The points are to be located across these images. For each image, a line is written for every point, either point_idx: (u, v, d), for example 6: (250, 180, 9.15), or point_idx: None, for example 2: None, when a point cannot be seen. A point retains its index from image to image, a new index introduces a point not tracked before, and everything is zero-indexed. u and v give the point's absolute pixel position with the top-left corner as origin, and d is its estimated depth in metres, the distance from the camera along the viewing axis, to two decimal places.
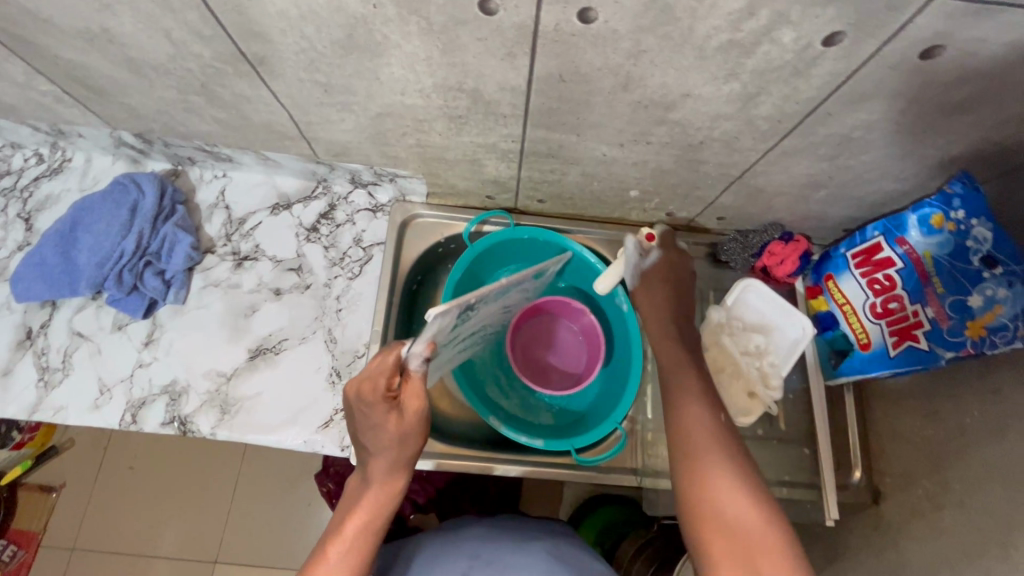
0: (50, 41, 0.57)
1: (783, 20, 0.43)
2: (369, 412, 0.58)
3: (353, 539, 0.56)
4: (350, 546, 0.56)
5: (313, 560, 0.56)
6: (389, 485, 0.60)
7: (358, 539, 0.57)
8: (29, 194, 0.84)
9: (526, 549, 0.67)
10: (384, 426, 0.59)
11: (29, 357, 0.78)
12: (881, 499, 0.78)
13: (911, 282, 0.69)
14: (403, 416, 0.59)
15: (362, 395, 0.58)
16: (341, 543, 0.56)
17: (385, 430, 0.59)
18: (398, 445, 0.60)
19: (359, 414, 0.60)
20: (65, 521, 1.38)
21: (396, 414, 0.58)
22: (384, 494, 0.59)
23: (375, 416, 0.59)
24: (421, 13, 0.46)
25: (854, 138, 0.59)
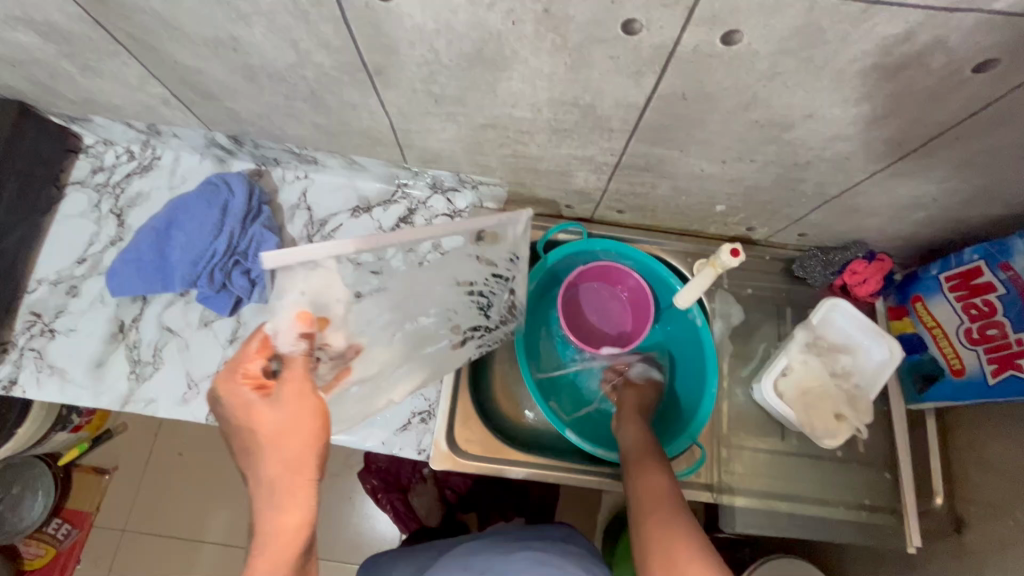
0: (173, 47, 0.58)
1: (939, 46, 0.42)
2: (248, 429, 0.52)
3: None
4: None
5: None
6: (283, 517, 0.48)
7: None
8: (121, 191, 0.86)
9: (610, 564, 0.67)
10: (265, 437, 0.50)
11: (122, 349, 0.80)
12: (963, 528, 0.76)
13: (1013, 309, 0.67)
14: (280, 415, 0.51)
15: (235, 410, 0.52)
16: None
17: (267, 446, 0.50)
18: (286, 452, 0.50)
19: (241, 438, 0.52)
20: (120, 503, 1.42)
21: (270, 413, 0.51)
22: (278, 538, 0.47)
23: (252, 426, 0.51)
24: (559, 31, 0.46)
25: (973, 163, 0.58)
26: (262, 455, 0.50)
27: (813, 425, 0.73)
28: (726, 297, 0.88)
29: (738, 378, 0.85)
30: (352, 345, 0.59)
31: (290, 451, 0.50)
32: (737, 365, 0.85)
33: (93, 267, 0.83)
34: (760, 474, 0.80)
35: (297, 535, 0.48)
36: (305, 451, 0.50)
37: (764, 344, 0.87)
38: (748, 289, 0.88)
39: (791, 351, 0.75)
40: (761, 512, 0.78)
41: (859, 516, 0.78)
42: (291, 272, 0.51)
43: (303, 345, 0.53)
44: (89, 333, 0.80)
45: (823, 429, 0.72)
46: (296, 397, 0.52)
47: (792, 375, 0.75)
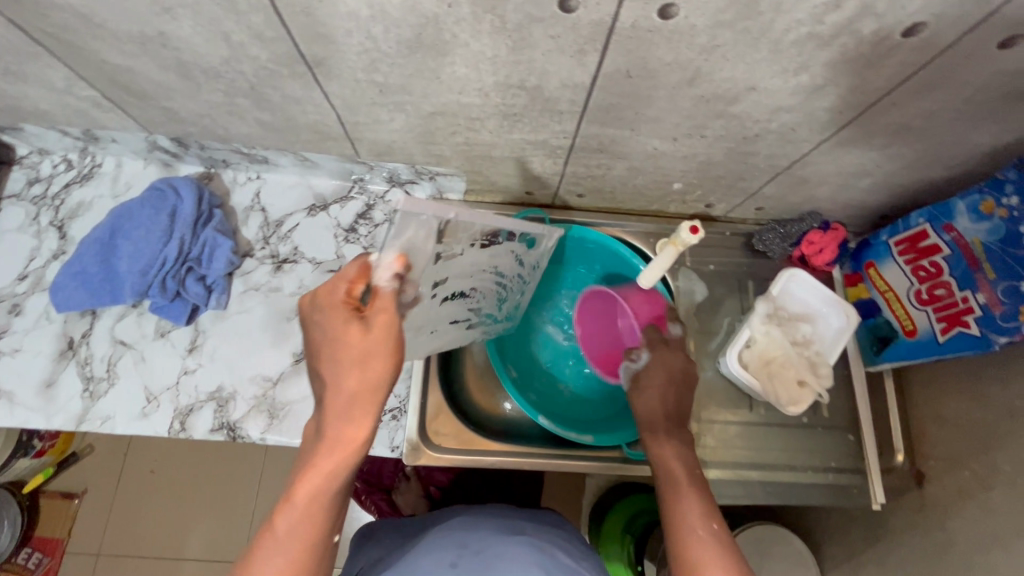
0: (98, 46, 0.55)
1: (867, 11, 0.43)
2: (326, 345, 0.51)
3: (293, 515, 0.49)
4: (295, 508, 0.48)
5: (266, 528, 0.49)
6: (343, 438, 0.50)
7: (297, 512, 0.49)
8: (61, 202, 0.82)
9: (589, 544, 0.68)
10: (339, 360, 0.50)
11: (73, 367, 0.77)
12: (925, 482, 0.79)
13: (959, 268, 0.69)
14: (359, 348, 0.50)
15: (320, 324, 0.52)
16: (289, 507, 0.49)
17: (341, 366, 0.50)
18: (357, 385, 0.50)
19: (318, 348, 0.53)
20: (91, 527, 1.37)
21: (353, 342, 0.50)
22: (337, 449, 0.50)
23: (331, 342, 0.51)
24: (496, 12, 0.45)
25: (912, 128, 0.59)
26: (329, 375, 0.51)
27: (777, 393, 0.74)
28: (690, 274, 0.89)
29: (706, 353, 0.86)
30: (410, 293, 0.56)
31: (360, 386, 0.50)
32: (703, 341, 0.87)
33: (36, 283, 0.79)
34: (731, 445, 0.82)
35: (350, 455, 0.50)
36: (376, 384, 0.50)
37: (729, 318, 0.88)
38: (710, 265, 0.90)
39: (753, 323, 0.76)
40: (733, 482, 0.80)
41: (826, 479, 0.81)
42: (408, 218, 0.50)
43: (394, 282, 0.51)
44: (37, 352, 0.77)
45: (787, 397, 0.73)
46: (379, 341, 0.50)
47: (755, 346, 0.76)
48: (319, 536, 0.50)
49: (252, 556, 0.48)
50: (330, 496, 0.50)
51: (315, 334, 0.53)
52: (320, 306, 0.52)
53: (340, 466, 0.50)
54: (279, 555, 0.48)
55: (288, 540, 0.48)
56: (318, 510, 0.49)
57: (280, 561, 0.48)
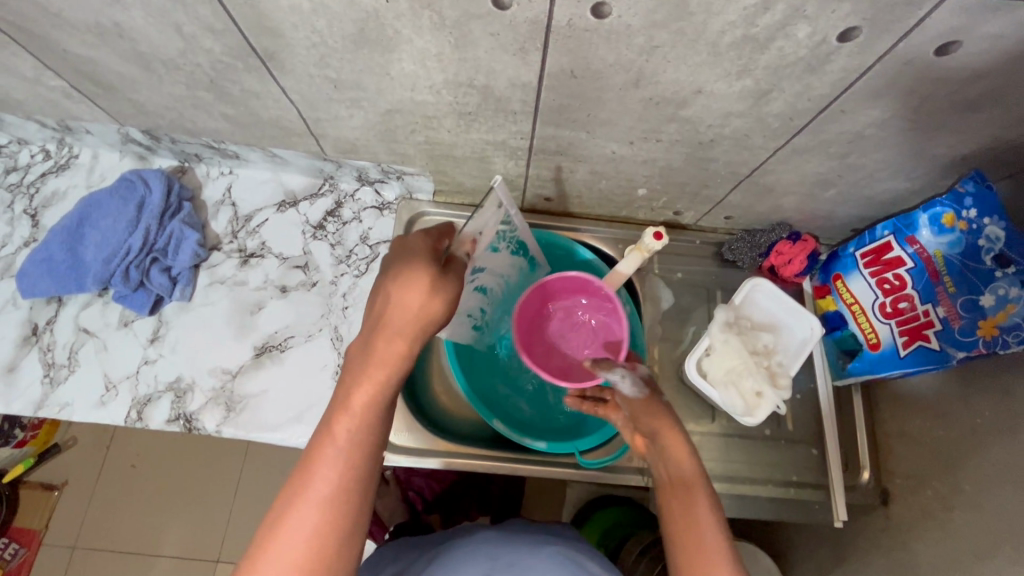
0: (60, 36, 0.57)
1: (798, 15, 0.43)
2: (400, 274, 0.52)
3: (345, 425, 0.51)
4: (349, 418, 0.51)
5: (321, 442, 0.51)
6: (394, 348, 0.52)
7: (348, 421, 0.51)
8: (36, 191, 0.84)
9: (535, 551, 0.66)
10: (407, 281, 0.52)
11: (35, 353, 0.77)
12: (889, 500, 0.77)
13: (921, 281, 0.68)
14: (434, 284, 0.52)
15: (399, 258, 0.54)
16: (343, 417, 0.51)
17: (413, 288, 0.52)
18: (423, 310, 0.52)
19: (388, 278, 0.53)
20: (68, 520, 1.38)
21: (430, 278, 0.52)
22: (383, 362, 0.52)
23: (404, 272, 0.52)
24: (434, 8, 0.46)
25: (865, 137, 0.59)
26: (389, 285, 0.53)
27: (733, 403, 0.73)
28: (658, 282, 0.88)
29: (670, 361, 0.85)
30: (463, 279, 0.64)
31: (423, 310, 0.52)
32: (668, 349, 0.85)
33: (6, 269, 0.81)
34: None
35: (399, 365, 0.52)
36: (435, 313, 0.53)
37: (695, 327, 0.87)
38: (678, 273, 0.89)
39: (711, 331, 0.76)
40: None
41: (787, 493, 0.79)
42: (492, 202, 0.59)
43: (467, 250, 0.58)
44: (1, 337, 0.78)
45: (745, 409, 0.73)
46: (455, 286, 0.54)
47: (713, 354, 0.75)
48: (372, 454, 0.51)
49: (310, 466, 0.49)
50: (379, 405, 0.52)
51: (390, 265, 0.54)
52: (411, 245, 0.55)
53: (390, 376, 0.52)
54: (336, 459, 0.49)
55: (345, 447, 0.50)
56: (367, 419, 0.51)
57: (336, 469, 0.49)
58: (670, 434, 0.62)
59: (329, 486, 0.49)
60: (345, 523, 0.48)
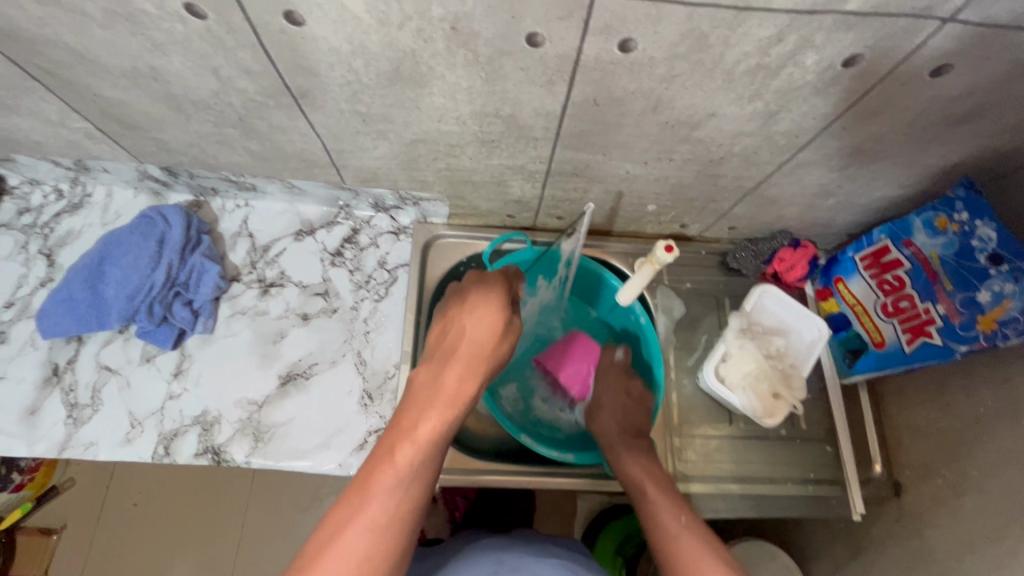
0: (93, 80, 0.58)
1: (808, 44, 0.47)
2: (477, 303, 0.64)
3: (367, 538, 0.51)
4: (371, 532, 0.51)
5: (381, 465, 0.54)
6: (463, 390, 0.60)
7: (373, 537, 0.51)
8: (50, 230, 0.84)
9: None
10: (480, 339, 0.62)
11: (57, 394, 0.77)
12: (902, 491, 0.81)
13: (920, 281, 0.73)
14: (503, 327, 0.63)
15: (478, 292, 0.65)
16: (360, 529, 0.51)
17: (485, 324, 0.63)
18: (491, 350, 0.62)
19: (464, 304, 0.65)
20: (69, 565, 1.33)
21: (501, 318, 0.64)
22: (452, 399, 0.59)
23: (481, 306, 0.64)
24: (469, 46, 0.49)
25: (864, 150, 0.63)
26: (439, 405, 0.58)
27: (753, 406, 0.76)
28: (668, 293, 0.91)
29: (686, 368, 0.88)
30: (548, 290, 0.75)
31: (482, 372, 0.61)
32: (682, 357, 0.88)
33: (23, 310, 0.80)
34: (713, 459, 0.83)
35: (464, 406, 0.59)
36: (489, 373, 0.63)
37: (707, 334, 0.90)
38: (687, 282, 0.92)
39: (727, 337, 0.79)
40: (716, 496, 0.81)
41: (806, 490, 0.82)
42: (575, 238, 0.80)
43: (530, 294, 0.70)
44: (20, 380, 0.77)
45: (763, 410, 0.76)
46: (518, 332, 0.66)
47: (729, 361, 0.79)
48: (425, 487, 0.55)
49: (370, 489, 0.53)
50: (428, 460, 0.56)
51: (469, 293, 0.65)
52: (488, 279, 0.67)
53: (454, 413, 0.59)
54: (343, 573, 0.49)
55: (407, 477, 0.54)
56: (389, 538, 0.52)
57: None
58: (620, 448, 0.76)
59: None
60: (390, 553, 0.52)
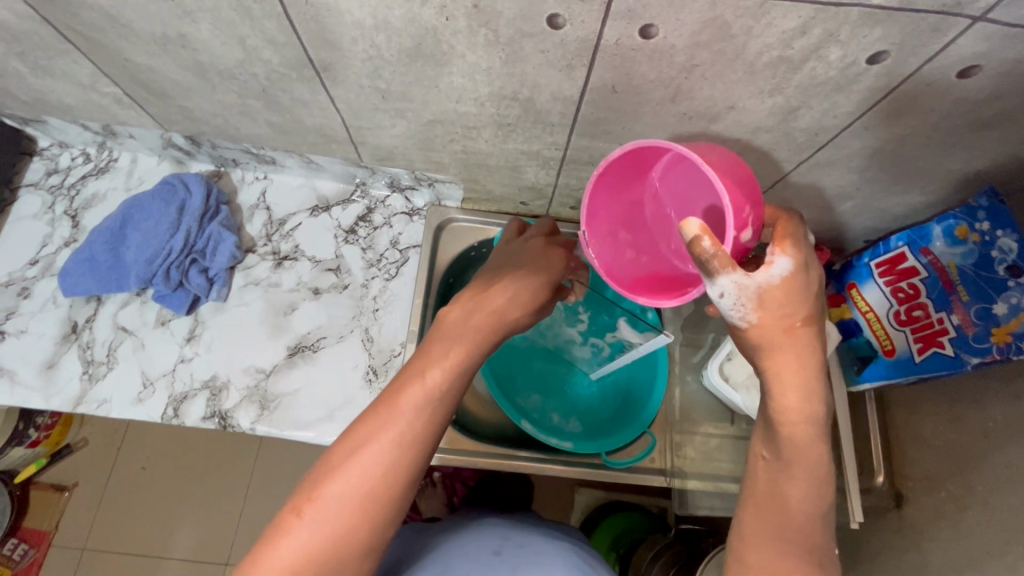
0: (123, 45, 0.59)
1: (832, 38, 0.46)
2: (510, 277, 0.62)
3: (393, 450, 0.49)
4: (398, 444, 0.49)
5: (408, 384, 0.52)
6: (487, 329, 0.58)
7: (398, 449, 0.49)
8: (76, 192, 0.86)
9: (563, 554, 0.67)
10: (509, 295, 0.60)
11: (75, 350, 0.79)
12: (903, 503, 0.80)
13: (935, 290, 0.72)
14: (529, 305, 0.61)
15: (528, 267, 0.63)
16: (387, 441, 0.49)
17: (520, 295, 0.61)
18: (515, 313, 0.60)
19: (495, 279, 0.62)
20: (79, 521, 1.38)
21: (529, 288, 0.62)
22: (479, 335, 0.57)
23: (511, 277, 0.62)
24: (490, 26, 0.49)
25: (885, 152, 0.62)
26: (467, 333, 0.57)
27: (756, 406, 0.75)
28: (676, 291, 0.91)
29: (690, 365, 0.86)
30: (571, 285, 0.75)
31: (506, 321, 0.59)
32: (688, 354, 0.87)
33: (46, 268, 0.83)
34: (712, 458, 0.80)
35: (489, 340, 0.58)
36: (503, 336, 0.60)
37: None
38: None
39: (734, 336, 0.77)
40: (715, 495, 0.78)
41: None
42: None
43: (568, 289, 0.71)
44: (41, 334, 0.80)
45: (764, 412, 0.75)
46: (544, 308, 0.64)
47: (735, 361, 0.77)
48: (449, 412, 0.54)
49: (395, 401, 0.51)
50: (457, 387, 0.54)
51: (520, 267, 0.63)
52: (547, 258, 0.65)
53: (479, 347, 0.57)
54: (363, 476, 0.47)
55: (435, 398, 0.52)
56: (410, 451, 0.50)
57: (369, 483, 0.47)
58: (790, 386, 0.45)
59: (349, 510, 0.46)
60: (411, 473, 0.50)
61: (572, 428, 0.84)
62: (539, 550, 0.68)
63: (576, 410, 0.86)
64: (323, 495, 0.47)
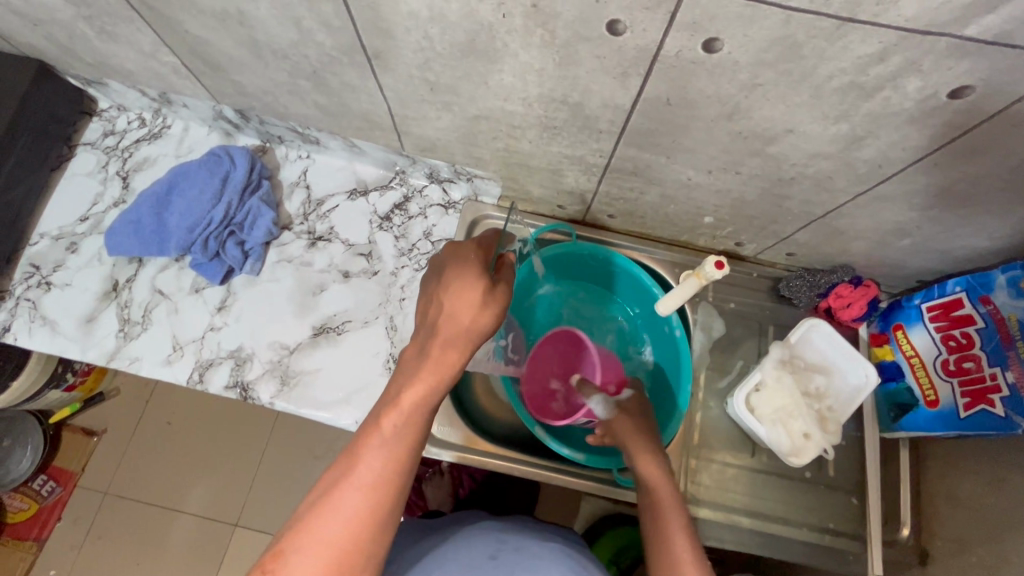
0: (184, 17, 0.61)
1: (912, 68, 0.43)
2: (455, 281, 0.57)
3: (356, 498, 0.48)
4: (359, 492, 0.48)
5: (367, 431, 0.51)
6: (450, 354, 0.54)
7: (364, 496, 0.48)
8: (128, 155, 0.89)
9: (545, 556, 0.67)
10: (456, 316, 0.55)
11: (113, 308, 0.82)
12: (928, 561, 0.74)
13: (991, 343, 0.67)
14: (483, 299, 0.56)
15: (455, 264, 0.58)
16: (349, 488, 0.48)
17: (466, 298, 0.55)
18: (475, 322, 0.55)
19: (439, 282, 0.58)
20: (103, 467, 1.44)
21: (481, 290, 0.56)
22: (438, 361, 0.54)
23: (460, 280, 0.56)
24: (547, 27, 0.48)
25: (954, 191, 0.58)
26: (426, 368, 0.53)
27: (779, 441, 0.73)
28: (708, 311, 0.88)
29: (716, 390, 0.85)
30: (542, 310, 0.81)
31: (467, 336, 0.55)
32: (714, 378, 0.86)
33: (95, 226, 0.86)
34: (726, 488, 0.80)
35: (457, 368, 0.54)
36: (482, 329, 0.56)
37: (743, 360, 0.87)
38: (731, 303, 0.88)
39: (765, 366, 0.75)
40: (722, 525, 0.78)
41: (821, 539, 0.78)
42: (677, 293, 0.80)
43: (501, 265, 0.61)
44: (83, 289, 0.83)
45: (789, 448, 0.72)
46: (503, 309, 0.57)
47: (763, 391, 0.75)
48: (416, 447, 0.51)
49: (358, 449, 0.50)
50: (423, 417, 0.52)
51: (447, 267, 0.58)
52: (466, 254, 0.59)
53: (445, 377, 0.54)
54: (357, 494, 0.48)
55: (393, 440, 0.50)
56: (379, 503, 0.48)
57: (338, 535, 0.46)
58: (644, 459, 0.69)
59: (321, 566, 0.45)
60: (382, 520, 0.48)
61: (588, 442, 0.83)
62: (535, 554, 0.67)
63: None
64: (316, 518, 0.47)
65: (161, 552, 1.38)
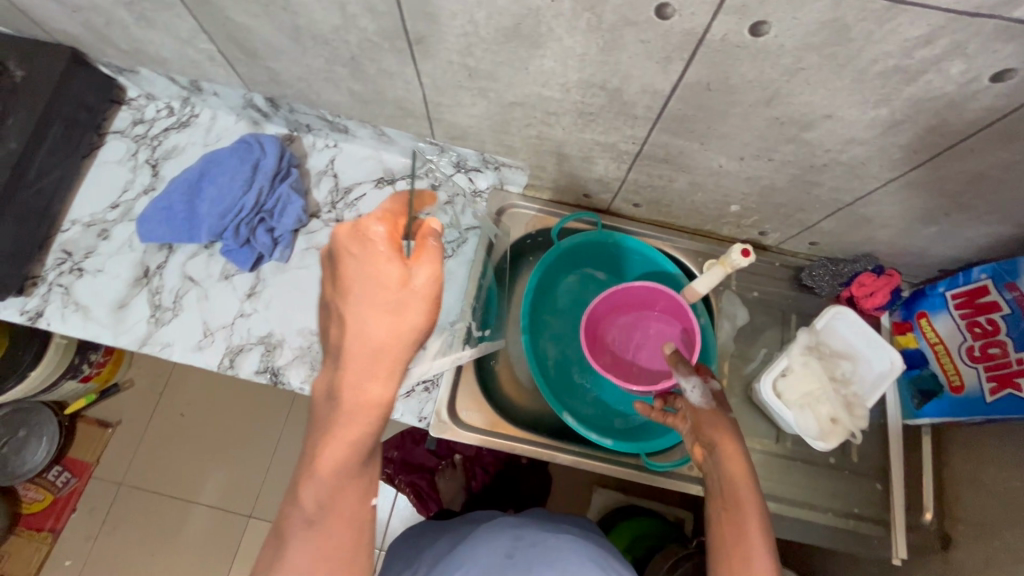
0: (226, 4, 0.61)
1: (957, 51, 0.44)
2: (361, 286, 0.48)
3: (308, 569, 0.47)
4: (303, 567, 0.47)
5: (293, 499, 0.49)
6: (363, 398, 0.48)
7: (318, 565, 0.47)
8: (157, 143, 0.90)
9: (565, 549, 0.67)
10: (365, 337, 0.47)
11: (144, 294, 0.83)
12: (950, 545, 0.74)
13: (1017, 329, 0.67)
14: (398, 303, 0.47)
15: (353, 261, 0.48)
16: (291, 566, 0.47)
17: (374, 314, 0.47)
18: (397, 344, 0.48)
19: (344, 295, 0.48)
20: (118, 457, 1.44)
21: (394, 290, 0.47)
22: (357, 410, 0.48)
23: (366, 280, 0.47)
24: (594, 11, 0.48)
25: (986, 177, 0.59)
26: (337, 425, 0.48)
27: (806, 424, 0.74)
28: (731, 300, 0.89)
29: (739, 377, 0.87)
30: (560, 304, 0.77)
31: (386, 376, 0.48)
32: (738, 365, 0.87)
33: (125, 213, 0.87)
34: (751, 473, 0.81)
35: (373, 415, 0.48)
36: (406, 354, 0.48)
37: (766, 348, 0.88)
38: (754, 292, 0.90)
39: (792, 352, 0.76)
40: None
41: (846, 524, 0.80)
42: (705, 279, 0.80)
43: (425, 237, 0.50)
44: (114, 275, 0.84)
45: (815, 432, 0.73)
46: (430, 304, 0.49)
47: (791, 376, 0.76)
48: (357, 497, 0.49)
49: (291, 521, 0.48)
50: (350, 472, 0.49)
51: (345, 267, 0.49)
52: (367, 240, 0.48)
53: (364, 427, 0.48)
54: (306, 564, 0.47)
55: (326, 504, 0.48)
56: (337, 565, 0.48)
57: None
58: (730, 450, 0.60)
59: None
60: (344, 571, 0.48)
61: (614, 428, 0.83)
62: (554, 547, 0.68)
63: (621, 406, 0.85)
64: None
65: (175, 542, 1.38)
